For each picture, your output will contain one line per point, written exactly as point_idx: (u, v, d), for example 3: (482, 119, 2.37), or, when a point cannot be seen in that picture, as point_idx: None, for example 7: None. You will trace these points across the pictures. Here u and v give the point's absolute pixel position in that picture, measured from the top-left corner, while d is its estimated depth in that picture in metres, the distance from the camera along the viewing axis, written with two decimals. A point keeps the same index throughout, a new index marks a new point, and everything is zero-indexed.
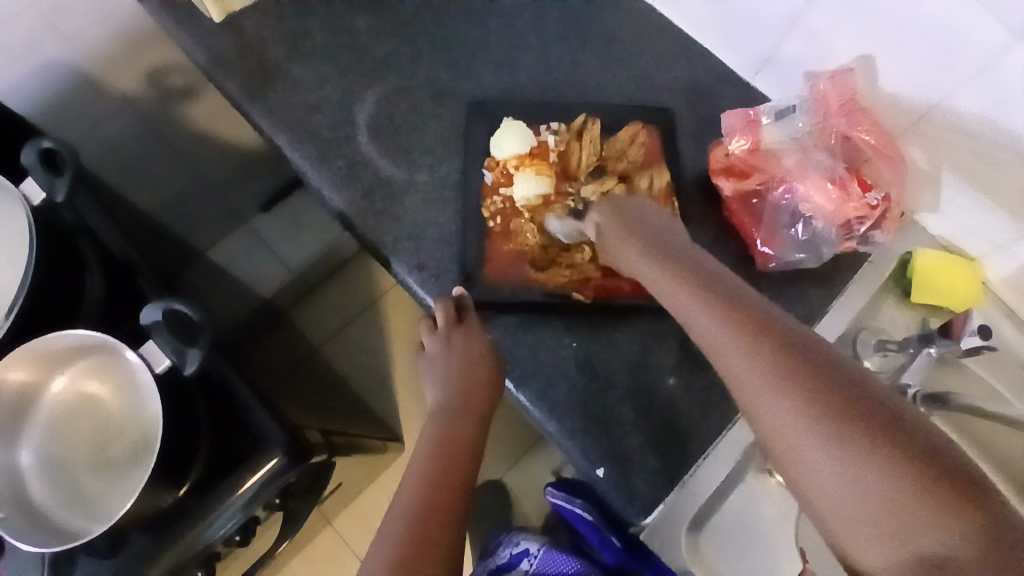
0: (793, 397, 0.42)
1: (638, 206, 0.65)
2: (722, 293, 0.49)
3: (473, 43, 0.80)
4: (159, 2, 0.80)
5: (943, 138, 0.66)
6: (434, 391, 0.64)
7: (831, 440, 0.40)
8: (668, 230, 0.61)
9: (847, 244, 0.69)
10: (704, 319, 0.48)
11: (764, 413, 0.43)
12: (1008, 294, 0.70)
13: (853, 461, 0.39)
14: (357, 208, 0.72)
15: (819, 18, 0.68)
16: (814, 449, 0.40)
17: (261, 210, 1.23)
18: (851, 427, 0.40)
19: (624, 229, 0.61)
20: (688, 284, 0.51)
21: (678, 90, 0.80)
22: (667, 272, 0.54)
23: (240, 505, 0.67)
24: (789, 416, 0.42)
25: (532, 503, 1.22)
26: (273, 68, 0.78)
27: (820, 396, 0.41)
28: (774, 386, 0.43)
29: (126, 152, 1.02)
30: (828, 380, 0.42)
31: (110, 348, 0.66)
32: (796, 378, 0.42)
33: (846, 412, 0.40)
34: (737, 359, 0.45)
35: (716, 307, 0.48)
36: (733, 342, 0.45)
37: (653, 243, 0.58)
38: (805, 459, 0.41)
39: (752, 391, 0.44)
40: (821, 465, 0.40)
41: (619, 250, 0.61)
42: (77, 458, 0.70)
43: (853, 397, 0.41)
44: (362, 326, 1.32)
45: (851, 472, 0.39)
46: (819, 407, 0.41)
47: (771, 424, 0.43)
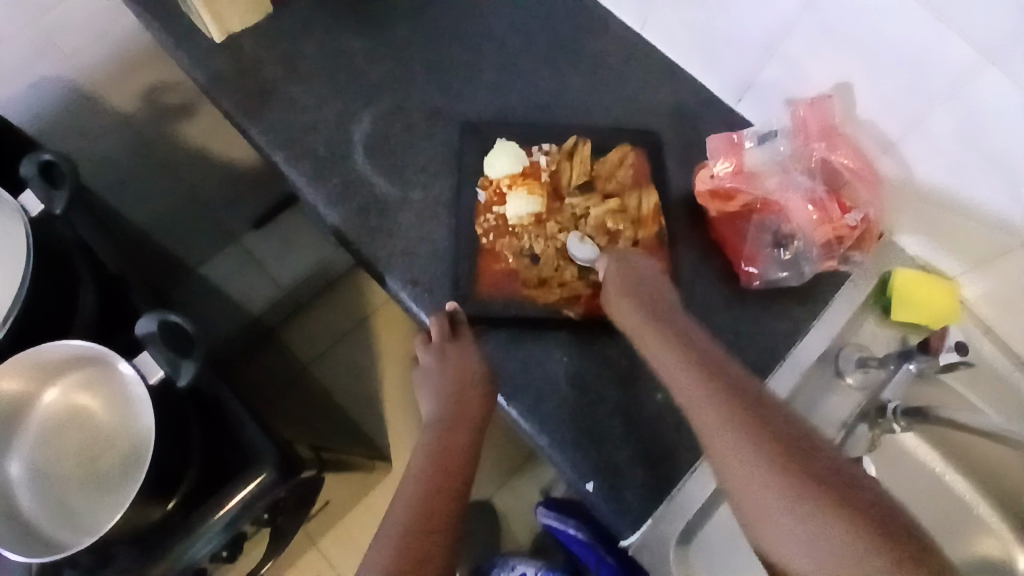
0: (761, 462, 0.48)
1: (645, 265, 0.67)
2: (702, 360, 0.55)
3: (467, 67, 0.83)
4: (158, 22, 0.82)
5: (918, 160, 0.68)
6: (428, 401, 0.65)
7: (798, 512, 0.45)
8: (662, 286, 0.65)
9: (828, 264, 0.71)
10: (682, 379, 0.54)
11: (734, 475, 0.49)
12: (985, 311, 0.72)
13: (816, 527, 0.45)
14: (352, 224, 0.74)
15: (799, 48, 0.71)
16: (782, 515, 0.46)
17: (252, 228, 1.22)
18: (797, 482, 0.46)
19: (624, 283, 0.65)
20: (671, 347, 0.57)
21: (665, 115, 0.82)
22: (661, 337, 0.58)
23: (226, 521, 0.67)
24: (761, 482, 0.47)
25: (521, 521, 1.22)
26: (270, 88, 0.80)
27: (785, 465, 0.47)
28: (747, 453, 0.49)
29: (121, 168, 1.03)
30: (772, 436, 0.49)
31: (105, 360, 0.67)
32: (768, 449, 0.48)
33: (803, 479, 0.46)
34: (703, 412, 0.52)
35: (693, 373, 0.54)
36: (703, 406, 0.52)
37: (649, 305, 0.62)
38: (767, 516, 0.47)
39: (718, 442, 0.50)
40: (793, 535, 0.45)
41: (615, 303, 0.64)
42: (67, 471, 0.69)
43: (805, 463, 0.47)
44: (350, 344, 1.32)
45: (813, 535, 0.45)
46: (772, 461, 0.48)
47: (745, 489, 0.48)
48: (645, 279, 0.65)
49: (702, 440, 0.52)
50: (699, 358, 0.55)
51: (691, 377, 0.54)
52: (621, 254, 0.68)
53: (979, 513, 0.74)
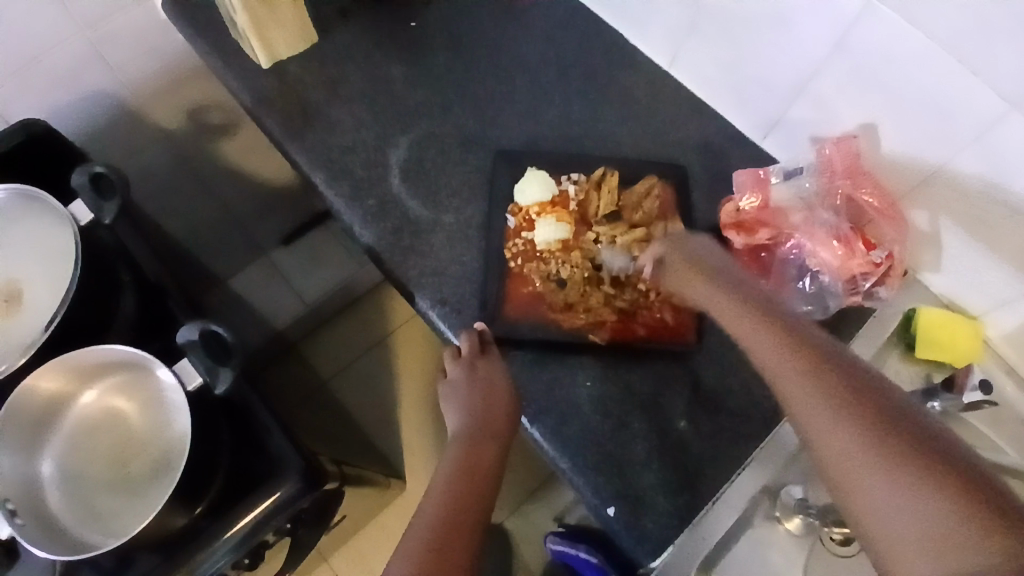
0: (857, 429, 0.45)
1: (694, 242, 0.70)
2: (790, 330, 0.53)
3: (501, 97, 0.86)
4: (210, 45, 0.86)
5: (943, 201, 0.70)
6: (454, 417, 0.65)
7: (891, 474, 0.43)
8: (726, 266, 0.67)
9: (852, 299, 0.71)
10: (764, 342, 0.53)
11: (823, 441, 0.46)
12: (1009, 352, 0.73)
13: (906, 494, 0.42)
14: (385, 244, 0.76)
15: (827, 90, 0.73)
16: (871, 478, 0.44)
17: (281, 244, 1.27)
18: (883, 443, 0.44)
19: (688, 266, 0.67)
20: (752, 316, 0.56)
21: (691, 149, 0.85)
22: (743, 312, 0.57)
23: (248, 529, 0.68)
24: (850, 441, 0.45)
25: (532, 548, 1.21)
26: (313, 111, 0.83)
27: (875, 428, 0.45)
28: (837, 421, 0.46)
29: (161, 180, 1.06)
30: (864, 397, 0.47)
31: (145, 367, 0.69)
32: (864, 416, 0.46)
33: (899, 443, 0.44)
34: (787, 377, 0.50)
35: (780, 343, 0.52)
36: (790, 373, 0.50)
37: (723, 284, 0.62)
38: (857, 478, 0.44)
39: (801, 407, 0.48)
40: (883, 500, 0.43)
41: (684, 280, 0.66)
42: (96, 472, 0.71)
43: (901, 427, 0.45)
44: (371, 362, 1.34)
45: (906, 501, 0.42)
46: (864, 421, 0.45)
47: (835, 454, 0.45)
48: (710, 259, 0.67)
49: (789, 409, 0.49)
50: (785, 330, 0.53)
51: (778, 344, 0.52)
52: (677, 237, 0.71)
53: None
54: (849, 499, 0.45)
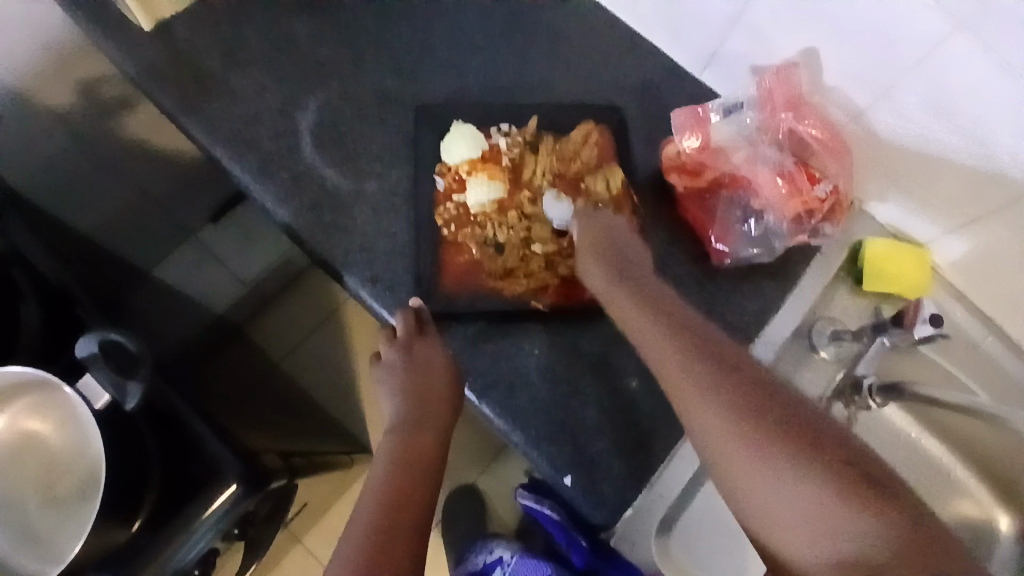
0: (735, 428, 0.46)
1: (618, 223, 0.67)
2: (681, 329, 0.54)
3: (419, 47, 0.78)
4: (81, 11, 0.75)
5: (887, 130, 0.67)
6: (391, 401, 0.62)
7: (774, 460, 0.45)
8: (630, 242, 0.65)
9: (798, 238, 0.69)
10: (641, 323, 0.56)
11: (706, 430, 0.48)
12: (955, 278, 0.73)
13: (789, 477, 0.44)
14: (304, 222, 0.70)
15: (762, 15, 0.68)
16: (750, 466, 0.45)
17: (210, 221, 1.16)
18: (765, 428, 0.46)
19: (588, 241, 0.65)
20: (636, 300, 0.58)
21: (627, 89, 0.79)
22: (626, 292, 0.59)
23: (205, 530, 0.65)
24: (728, 423, 0.47)
25: (506, 504, 1.22)
26: (208, 79, 0.74)
27: (756, 423, 0.46)
28: (725, 419, 0.47)
29: (64, 173, 0.95)
30: (742, 387, 0.48)
31: (48, 384, 0.62)
32: (749, 413, 0.47)
33: (782, 431, 0.45)
34: (672, 363, 0.51)
35: (669, 342, 0.53)
36: (677, 369, 0.51)
37: (620, 270, 0.61)
38: (738, 467, 0.46)
39: (685, 401, 0.49)
40: (764, 484, 0.45)
41: (584, 262, 0.64)
42: (25, 500, 0.66)
43: (779, 410, 0.47)
44: (322, 337, 1.29)
45: (783, 486, 0.44)
46: (734, 401, 0.47)
47: (715, 440, 0.47)
48: (608, 238, 0.65)
49: (672, 399, 0.51)
50: (676, 329, 0.54)
51: (666, 345, 0.53)
52: (591, 215, 0.67)
53: (956, 475, 0.76)
54: (736, 486, 0.46)
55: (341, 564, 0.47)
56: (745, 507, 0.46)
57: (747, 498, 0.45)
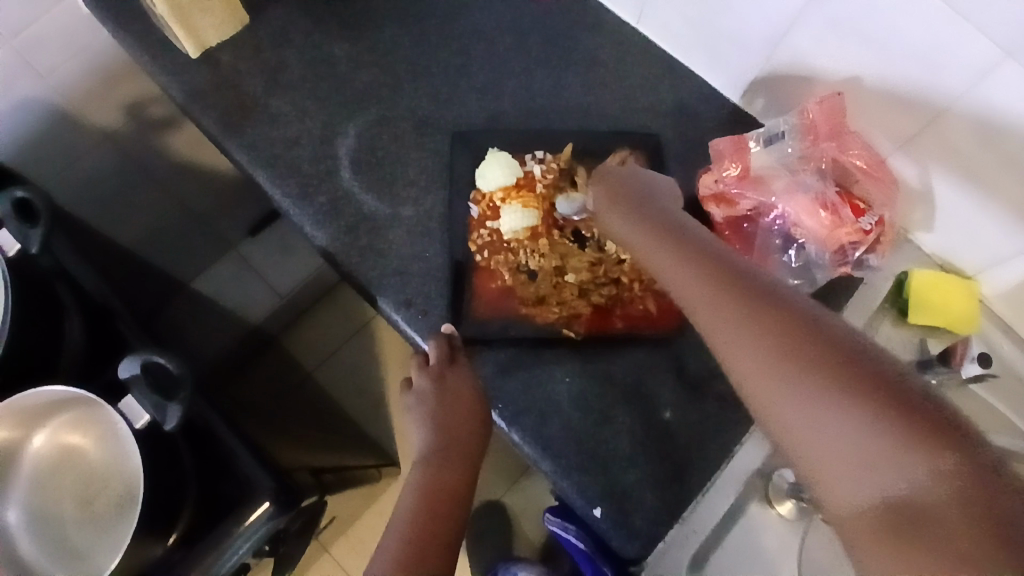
0: (781, 362, 0.41)
1: (654, 181, 0.64)
2: (717, 260, 0.48)
3: (456, 71, 0.79)
4: (131, 37, 0.78)
5: (935, 159, 0.65)
6: (419, 431, 0.61)
7: (821, 394, 0.39)
8: (657, 191, 0.62)
9: (841, 269, 0.67)
10: (673, 265, 0.50)
11: (743, 366, 0.43)
12: (1006, 312, 0.70)
13: (837, 412, 0.38)
14: (340, 245, 0.71)
15: (805, 41, 0.67)
16: (788, 404, 0.40)
17: (249, 234, 1.17)
18: (807, 362, 0.40)
19: (607, 194, 0.62)
20: (665, 242, 0.53)
21: (664, 113, 0.78)
22: (654, 240, 0.54)
23: (255, 529, 0.67)
24: (762, 361, 0.42)
25: (532, 524, 1.21)
26: (251, 102, 0.76)
27: (799, 352, 0.41)
28: (767, 351, 0.42)
29: (110, 187, 0.98)
30: (782, 317, 0.42)
31: (92, 401, 0.65)
32: (792, 344, 0.41)
33: (825, 368, 0.39)
34: (706, 306, 0.46)
35: (701, 274, 0.48)
36: (711, 298, 0.46)
37: (650, 217, 0.57)
38: (776, 407, 0.40)
39: (721, 337, 0.44)
40: (811, 422, 0.39)
41: (607, 214, 0.61)
42: (62, 512, 0.68)
43: (822, 342, 0.41)
44: (353, 349, 1.30)
45: (828, 422, 0.38)
46: (770, 336, 0.42)
47: (754, 375, 0.42)
48: (630, 186, 0.62)
49: (707, 328, 0.46)
50: (709, 261, 0.48)
51: (701, 273, 0.48)
52: (603, 172, 0.66)
53: None
54: (778, 426, 0.41)
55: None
56: (790, 447, 0.40)
57: (792, 440, 0.40)
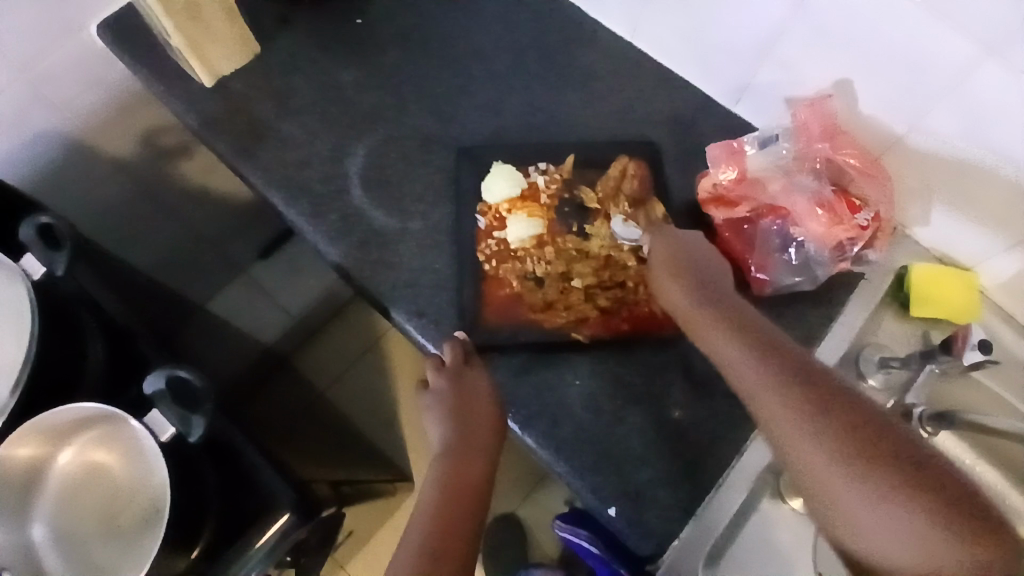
0: (844, 458, 0.47)
1: (693, 237, 0.68)
2: (773, 350, 0.54)
3: (459, 91, 0.82)
4: (147, 68, 0.81)
5: (925, 157, 0.67)
6: (437, 428, 0.63)
7: (879, 490, 0.45)
8: (705, 258, 0.65)
9: (841, 265, 0.69)
10: (730, 348, 0.55)
11: (808, 453, 0.48)
12: (1007, 302, 0.71)
13: (900, 508, 0.45)
14: (352, 260, 0.73)
15: (794, 48, 0.69)
16: (856, 492, 0.46)
17: (259, 258, 1.21)
18: (868, 458, 0.47)
19: (670, 262, 0.65)
20: (721, 322, 0.58)
21: (661, 123, 0.81)
22: (710, 317, 0.59)
23: (261, 557, 0.68)
24: (826, 452, 0.48)
25: (548, 534, 1.21)
26: (263, 128, 0.79)
27: (857, 453, 0.47)
28: (826, 446, 0.48)
29: (119, 215, 1.02)
30: (837, 412, 0.49)
31: (116, 417, 0.67)
32: (850, 435, 0.48)
33: (883, 466, 0.46)
34: (767, 388, 0.51)
35: (763, 364, 0.53)
36: (769, 393, 0.51)
37: (705, 291, 0.61)
38: (842, 495, 0.47)
39: (784, 424, 0.50)
40: (872, 515, 0.45)
41: (662, 281, 0.65)
42: (90, 527, 0.70)
43: (874, 435, 0.48)
44: (365, 367, 1.32)
45: (887, 514, 0.45)
46: (832, 424, 0.48)
47: (811, 461, 0.48)
48: (689, 254, 0.66)
49: (769, 426, 0.51)
50: (762, 344, 0.55)
51: (760, 368, 0.53)
52: (666, 230, 0.69)
53: (1011, 501, 0.72)
54: (838, 504, 0.47)
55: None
56: (848, 528, 0.47)
57: (846, 518, 0.47)
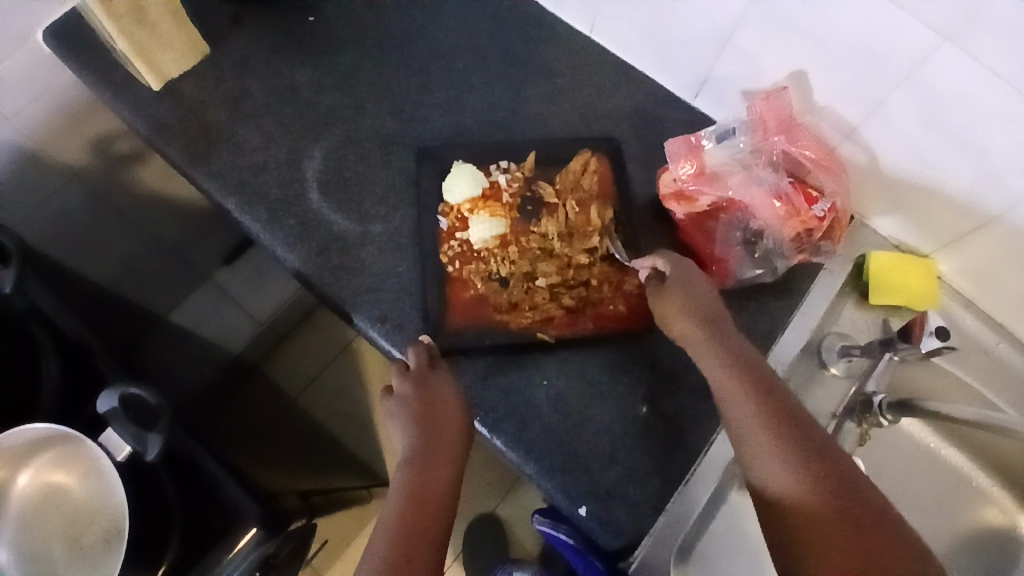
0: (765, 422, 0.53)
1: (701, 278, 0.64)
2: (735, 343, 0.58)
3: (417, 90, 0.81)
4: (92, 74, 0.79)
5: (883, 144, 0.67)
6: (402, 435, 0.61)
7: (781, 450, 0.51)
8: (709, 289, 0.63)
9: (799, 257, 0.70)
10: (697, 331, 0.60)
11: (739, 415, 0.54)
12: (964, 285, 0.73)
13: (791, 464, 0.50)
14: (312, 266, 0.71)
15: (750, 41, 0.69)
16: (762, 446, 0.52)
17: (223, 263, 1.17)
18: (786, 428, 0.52)
19: (687, 295, 0.62)
20: (696, 314, 0.61)
21: (622, 118, 0.81)
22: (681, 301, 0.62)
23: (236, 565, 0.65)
24: (753, 416, 0.53)
25: (527, 530, 1.22)
26: (216, 133, 0.77)
27: (782, 431, 0.52)
28: (755, 416, 0.53)
29: (81, 227, 0.97)
30: (770, 392, 0.54)
31: (70, 437, 0.64)
32: (781, 416, 0.53)
33: (794, 437, 0.52)
34: (716, 365, 0.57)
35: (718, 348, 0.58)
36: (720, 368, 0.57)
37: (684, 287, 0.63)
38: (753, 447, 0.52)
39: (726, 392, 0.56)
40: (771, 465, 0.51)
41: (670, 313, 0.62)
42: (53, 550, 0.68)
43: (795, 417, 0.53)
44: (336, 371, 1.31)
45: (783, 467, 0.50)
46: (762, 397, 0.54)
47: (738, 421, 0.54)
48: (700, 283, 0.63)
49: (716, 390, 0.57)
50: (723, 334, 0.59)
51: (718, 352, 0.58)
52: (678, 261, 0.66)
53: (978, 484, 0.76)
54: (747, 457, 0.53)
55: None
56: (758, 480, 0.52)
57: (756, 472, 0.52)
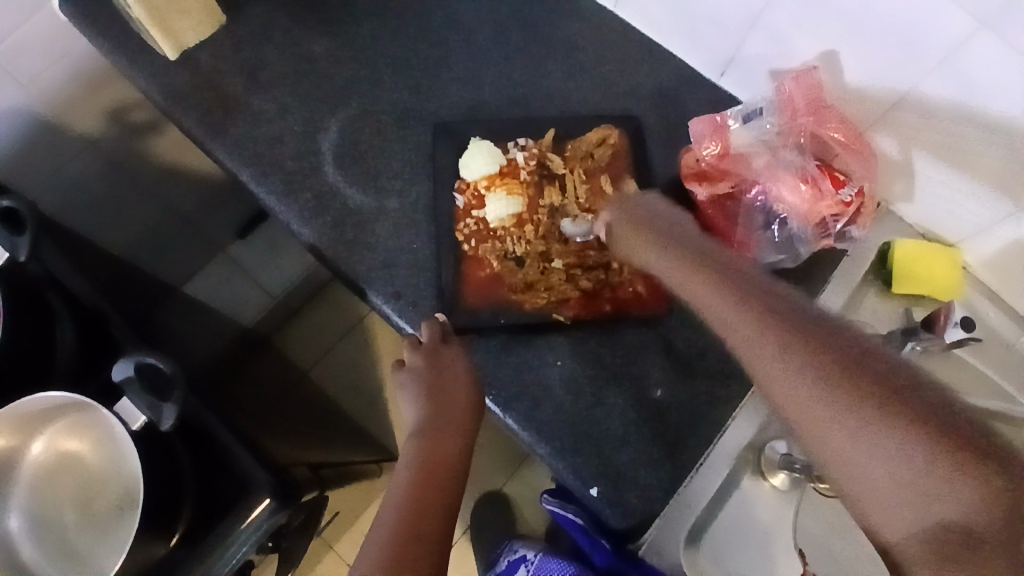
0: (822, 392, 0.44)
1: (656, 202, 0.66)
2: (768, 309, 0.48)
3: (436, 63, 0.79)
4: (108, 40, 0.78)
5: (915, 129, 0.65)
6: (411, 407, 0.62)
7: (864, 429, 0.42)
8: (678, 216, 0.64)
9: (823, 243, 0.68)
10: (712, 298, 0.51)
11: (791, 397, 0.45)
12: (988, 277, 0.71)
13: (886, 452, 0.41)
14: (327, 240, 0.71)
15: (782, 18, 0.67)
16: (842, 436, 0.43)
17: (237, 237, 1.18)
18: (862, 397, 0.42)
19: (632, 224, 0.64)
20: (698, 275, 0.53)
21: (644, 96, 0.79)
22: (689, 270, 0.55)
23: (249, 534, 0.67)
24: (806, 393, 0.44)
25: (534, 509, 1.22)
26: (232, 102, 0.76)
27: (852, 401, 0.42)
28: (807, 387, 0.44)
29: (96, 195, 0.97)
30: (820, 349, 0.45)
31: (87, 405, 0.65)
32: (846, 381, 0.43)
33: (870, 399, 0.42)
34: (747, 334, 0.47)
35: (752, 317, 0.48)
36: (757, 341, 0.47)
37: (668, 239, 0.60)
38: (829, 436, 0.43)
39: (769, 371, 0.46)
40: (857, 450, 0.42)
41: (632, 245, 0.63)
42: (63, 517, 0.69)
43: (862, 375, 0.43)
44: (347, 346, 1.31)
45: (879, 454, 0.41)
46: (820, 371, 0.44)
47: (795, 402, 0.45)
48: (656, 214, 0.64)
49: (760, 379, 0.47)
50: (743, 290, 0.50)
51: (742, 312, 0.48)
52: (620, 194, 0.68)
53: None
54: (830, 455, 0.43)
55: (370, 563, 0.48)
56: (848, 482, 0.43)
57: (843, 470, 0.43)
